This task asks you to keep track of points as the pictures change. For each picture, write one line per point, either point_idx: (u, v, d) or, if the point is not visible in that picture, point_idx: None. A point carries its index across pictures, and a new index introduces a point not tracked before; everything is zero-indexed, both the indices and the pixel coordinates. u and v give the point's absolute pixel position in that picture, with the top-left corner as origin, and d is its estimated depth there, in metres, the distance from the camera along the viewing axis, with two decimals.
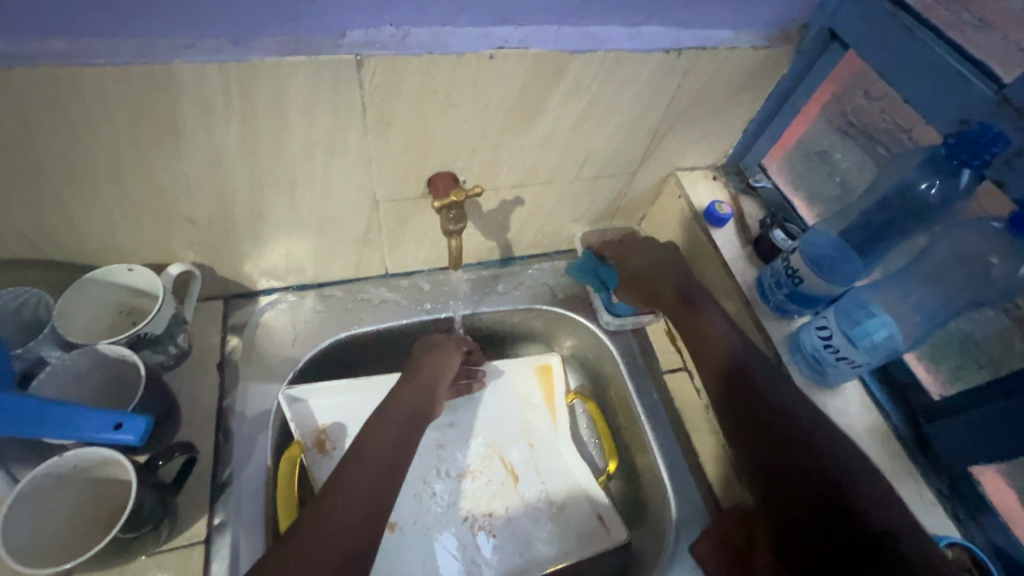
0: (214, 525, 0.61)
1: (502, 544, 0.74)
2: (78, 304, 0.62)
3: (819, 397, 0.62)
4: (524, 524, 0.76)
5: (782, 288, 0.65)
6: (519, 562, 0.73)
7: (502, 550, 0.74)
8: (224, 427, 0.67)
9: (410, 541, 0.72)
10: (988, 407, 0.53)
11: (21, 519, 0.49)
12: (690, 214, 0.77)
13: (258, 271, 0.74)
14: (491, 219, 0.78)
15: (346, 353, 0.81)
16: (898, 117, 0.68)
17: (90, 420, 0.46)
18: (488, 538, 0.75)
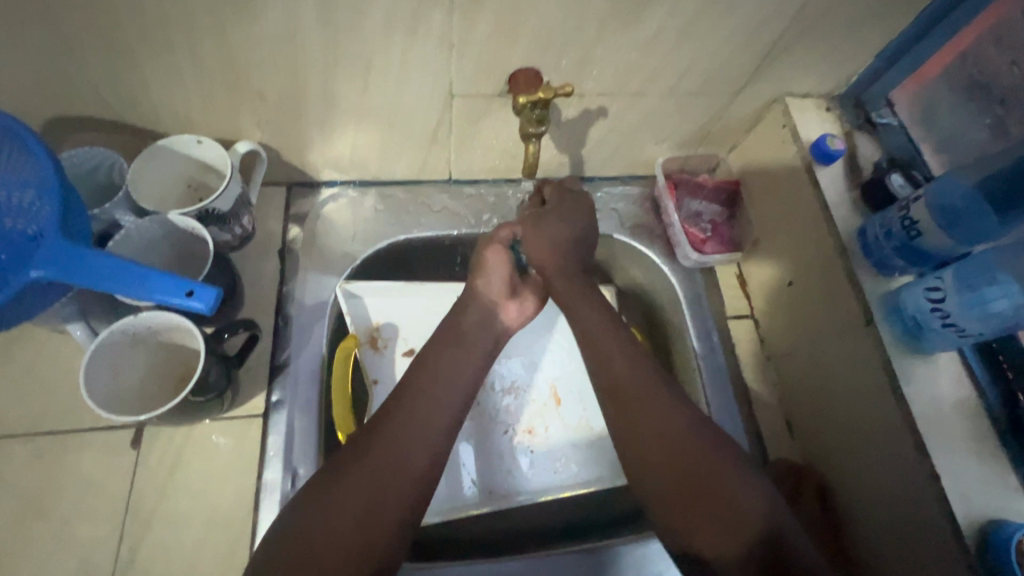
0: (272, 402, 0.63)
1: (538, 461, 0.76)
2: (149, 173, 0.62)
3: (908, 363, 0.56)
4: (562, 446, 0.77)
5: (891, 240, 0.58)
6: (553, 480, 0.75)
7: (538, 466, 0.75)
8: (283, 312, 0.68)
9: (451, 443, 0.74)
10: None
11: (100, 369, 0.52)
12: (793, 148, 0.69)
13: (322, 161, 0.71)
14: (569, 131, 0.71)
15: (404, 257, 0.79)
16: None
17: (164, 284, 0.46)
18: (527, 453, 0.76)
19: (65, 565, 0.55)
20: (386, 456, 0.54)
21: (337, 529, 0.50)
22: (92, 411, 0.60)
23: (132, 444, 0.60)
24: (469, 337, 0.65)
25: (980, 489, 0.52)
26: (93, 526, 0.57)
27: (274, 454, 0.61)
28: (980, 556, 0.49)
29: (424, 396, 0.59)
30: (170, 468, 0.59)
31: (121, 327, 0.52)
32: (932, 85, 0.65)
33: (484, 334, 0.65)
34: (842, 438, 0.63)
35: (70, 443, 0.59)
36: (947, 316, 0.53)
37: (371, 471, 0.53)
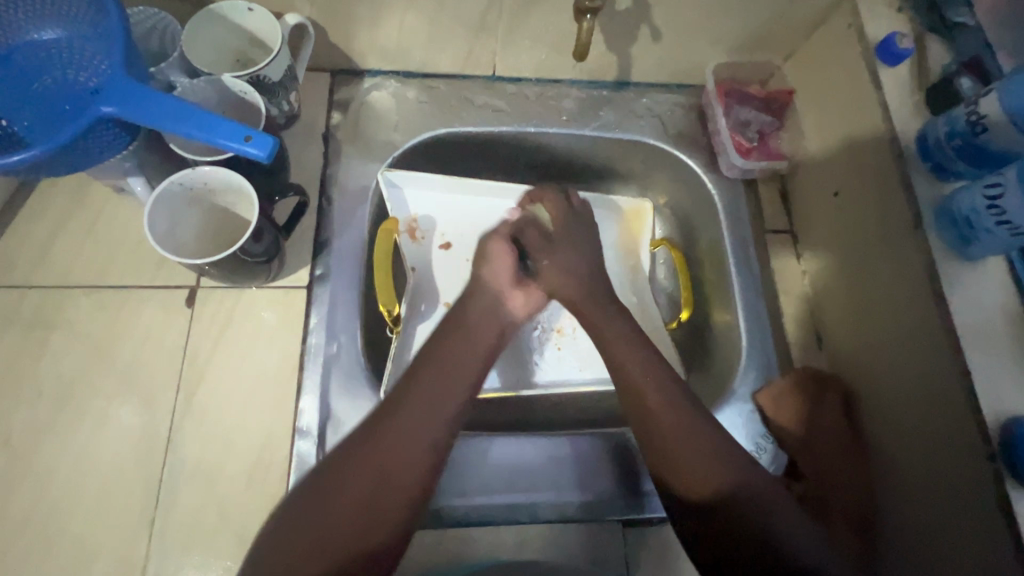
0: (316, 275, 0.66)
1: (564, 357, 0.77)
2: (201, 38, 0.62)
3: (953, 268, 0.55)
4: (589, 346, 0.78)
5: (953, 139, 0.55)
6: (578, 376, 0.77)
7: (564, 362, 0.77)
8: (327, 194, 0.70)
9: None
10: None
11: (161, 216, 0.55)
12: (856, 49, 0.65)
13: (368, 45, 0.70)
14: (620, 24, 0.69)
15: (444, 153, 0.79)
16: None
17: (222, 128, 0.48)
18: (553, 349, 0.77)
19: (129, 403, 0.60)
20: (365, 467, 0.47)
21: (320, 547, 0.43)
22: (149, 270, 0.64)
23: (187, 303, 0.63)
24: (465, 354, 0.57)
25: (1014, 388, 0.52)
26: (153, 372, 0.61)
27: (317, 322, 0.64)
28: (1001, 447, 0.50)
29: (424, 388, 0.52)
30: (221, 327, 0.63)
31: (178, 179, 0.54)
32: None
33: (485, 322, 0.61)
34: (877, 344, 0.63)
35: (130, 297, 0.63)
36: (1003, 214, 0.51)
37: (362, 475, 0.46)
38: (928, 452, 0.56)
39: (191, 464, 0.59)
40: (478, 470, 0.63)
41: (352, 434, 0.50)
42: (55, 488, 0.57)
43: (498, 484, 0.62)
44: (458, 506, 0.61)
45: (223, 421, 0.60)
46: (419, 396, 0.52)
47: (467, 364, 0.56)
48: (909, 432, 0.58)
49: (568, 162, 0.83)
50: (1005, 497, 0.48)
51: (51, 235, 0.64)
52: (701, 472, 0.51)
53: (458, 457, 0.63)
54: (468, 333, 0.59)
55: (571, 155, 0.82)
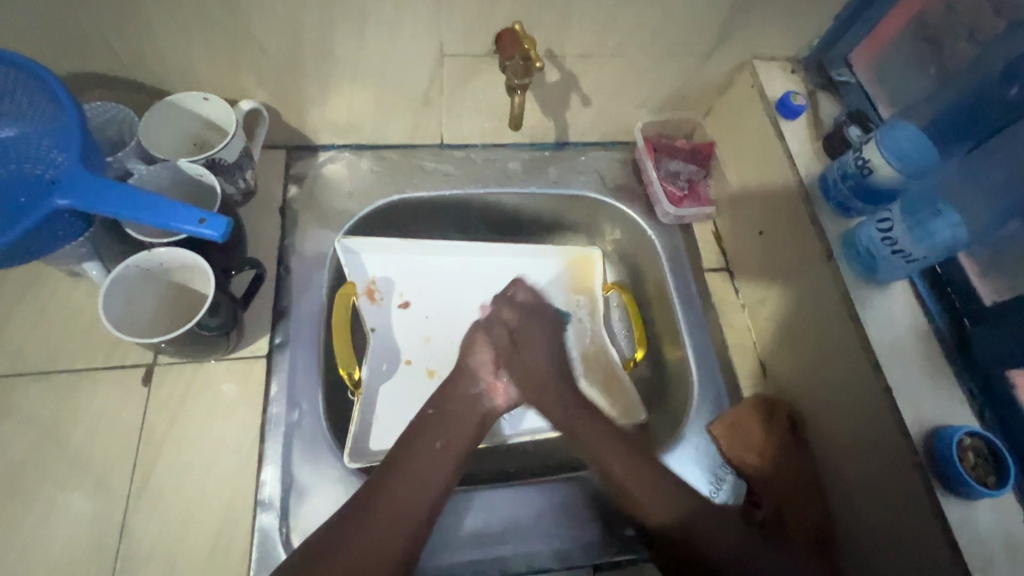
0: (275, 343, 0.67)
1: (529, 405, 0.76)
2: (158, 126, 0.65)
3: (865, 293, 0.61)
4: None
5: (848, 180, 0.63)
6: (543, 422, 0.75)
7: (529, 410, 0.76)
8: (285, 263, 0.72)
9: None
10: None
11: (116, 299, 0.56)
12: (760, 106, 0.74)
13: (321, 122, 0.75)
14: (553, 93, 0.76)
15: (399, 216, 0.83)
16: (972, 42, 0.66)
17: (178, 214, 0.51)
18: None
19: (81, 490, 0.58)
20: (344, 558, 0.52)
21: None
22: (105, 351, 0.64)
23: (143, 381, 0.63)
24: (442, 442, 0.60)
25: (930, 399, 0.57)
26: (106, 455, 0.60)
27: (278, 390, 0.65)
28: (926, 455, 0.54)
29: (398, 487, 0.56)
30: (178, 402, 0.63)
31: (135, 261, 0.55)
32: (882, 51, 0.74)
33: (467, 409, 0.64)
34: (813, 367, 0.67)
35: (84, 379, 0.62)
36: (895, 244, 0.57)
37: (340, 564, 0.51)
38: (869, 468, 0.59)
39: (147, 547, 0.57)
40: (465, 522, 0.63)
41: (336, 516, 0.55)
42: None
43: (475, 543, 0.62)
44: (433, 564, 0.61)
45: (181, 499, 0.59)
46: (396, 494, 0.56)
47: (447, 453, 0.60)
48: (848, 449, 0.62)
49: (518, 217, 0.88)
50: (937, 503, 0.52)
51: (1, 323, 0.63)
52: (656, 511, 0.59)
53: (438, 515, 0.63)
54: (447, 420, 0.62)
55: (520, 210, 0.87)
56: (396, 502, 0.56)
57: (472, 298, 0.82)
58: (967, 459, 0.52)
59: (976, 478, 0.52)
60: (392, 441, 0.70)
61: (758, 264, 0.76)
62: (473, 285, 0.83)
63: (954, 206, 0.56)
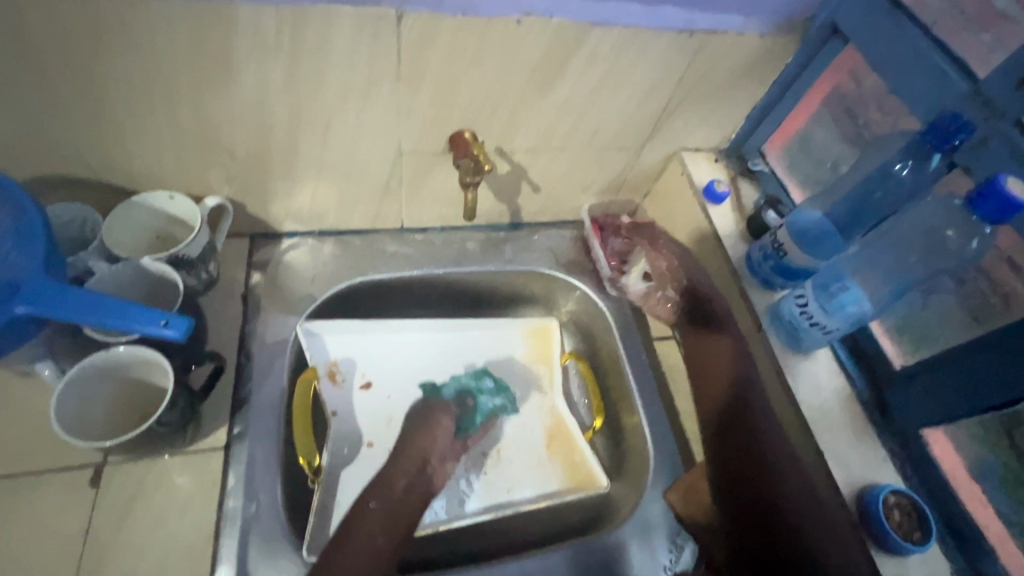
0: (233, 435, 0.67)
1: (490, 481, 0.80)
2: (122, 223, 0.67)
3: (792, 361, 0.67)
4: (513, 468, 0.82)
5: (768, 260, 0.70)
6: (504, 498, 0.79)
7: (489, 487, 0.79)
8: (246, 349, 0.73)
9: None
10: (926, 380, 0.60)
11: (69, 400, 0.55)
12: (689, 191, 0.82)
13: (284, 212, 0.79)
14: (505, 182, 0.83)
15: (361, 297, 0.86)
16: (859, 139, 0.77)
17: (140, 317, 0.52)
18: (478, 475, 0.80)
19: None
20: None
21: None
22: (51, 452, 0.62)
23: (91, 482, 0.61)
24: (384, 537, 0.60)
25: (858, 460, 0.61)
26: (46, 565, 0.57)
27: (235, 484, 0.64)
28: (857, 514, 0.58)
29: None
30: (129, 502, 0.61)
31: (92, 361, 0.56)
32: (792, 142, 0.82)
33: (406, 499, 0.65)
34: None
35: (27, 484, 0.60)
36: (812, 317, 0.64)
37: None
38: None
39: None
40: None
41: None
42: None
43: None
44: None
45: None
46: None
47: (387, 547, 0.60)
48: None
49: (477, 294, 0.92)
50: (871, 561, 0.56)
51: None
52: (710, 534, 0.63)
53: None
54: (389, 513, 0.63)
55: (478, 286, 0.91)
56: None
57: (432, 375, 0.85)
58: (893, 516, 0.57)
59: (903, 535, 0.56)
60: None
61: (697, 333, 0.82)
62: (434, 362, 0.87)
63: (857, 283, 0.64)
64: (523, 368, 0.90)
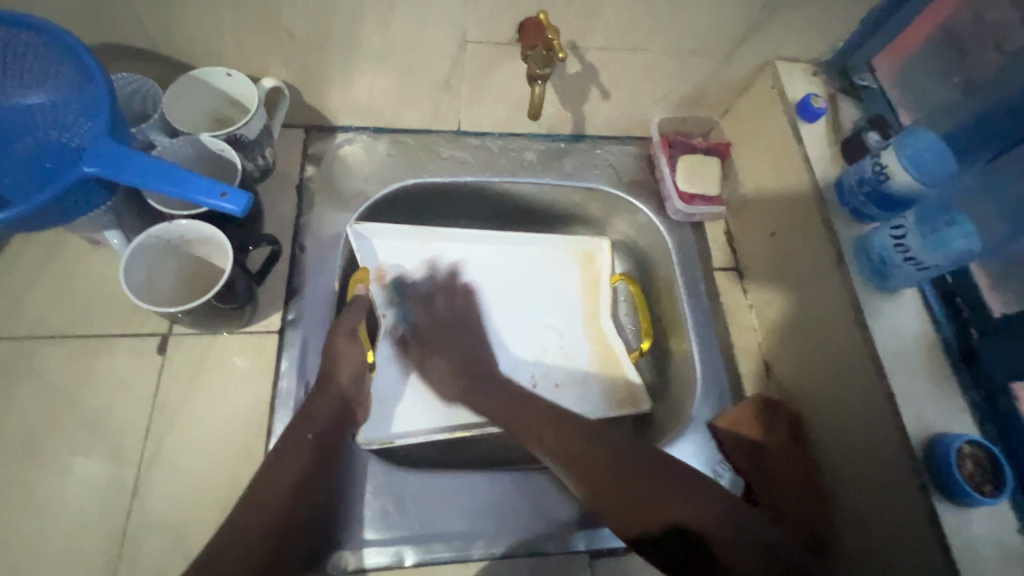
0: (288, 320, 0.68)
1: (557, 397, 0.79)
2: (182, 101, 0.66)
3: (873, 299, 0.62)
4: (570, 388, 0.80)
5: (864, 186, 0.63)
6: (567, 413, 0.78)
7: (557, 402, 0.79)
8: (300, 242, 0.73)
9: None
10: None
11: (137, 266, 0.57)
12: (780, 108, 0.74)
13: (340, 103, 0.76)
14: (573, 86, 0.76)
15: (413, 200, 0.83)
16: (999, 56, 0.66)
17: (200, 187, 0.52)
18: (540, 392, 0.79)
19: (96, 452, 0.60)
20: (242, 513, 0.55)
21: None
22: (122, 318, 0.65)
23: (159, 350, 0.65)
24: (313, 433, 0.60)
25: (933, 407, 0.57)
26: (122, 420, 0.61)
27: (289, 366, 0.66)
28: (925, 461, 0.55)
29: (283, 469, 0.58)
30: (193, 372, 0.64)
31: (156, 232, 0.57)
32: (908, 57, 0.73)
33: (333, 396, 0.62)
34: (815, 370, 0.68)
35: (102, 345, 0.64)
36: (909, 251, 0.58)
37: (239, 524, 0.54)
38: (867, 467, 0.60)
39: (157, 514, 0.58)
40: (409, 494, 0.63)
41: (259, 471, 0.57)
42: (15, 545, 0.56)
43: (414, 524, 0.61)
44: (353, 553, 0.59)
45: (190, 468, 0.60)
46: (283, 466, 0.58)
47: (321, 435, 0.60)
48: (847, 454, 0.63)
49: (531, 208, 0.89)
50: (933, 508, 0.53)
51: (26, 288, 0.65)
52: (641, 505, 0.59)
53: (386, 492, 0.62)
54: (319, 407, 0.61)
55: (533, 200, 0.87)
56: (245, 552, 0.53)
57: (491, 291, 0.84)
58: (965, 466, 0.53)
59: (974, 486, 0.53)
60: (401, 426, 0.73)
61: (764, 267, 0.77)
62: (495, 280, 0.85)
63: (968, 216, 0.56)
64: (566, 286, 0.87)
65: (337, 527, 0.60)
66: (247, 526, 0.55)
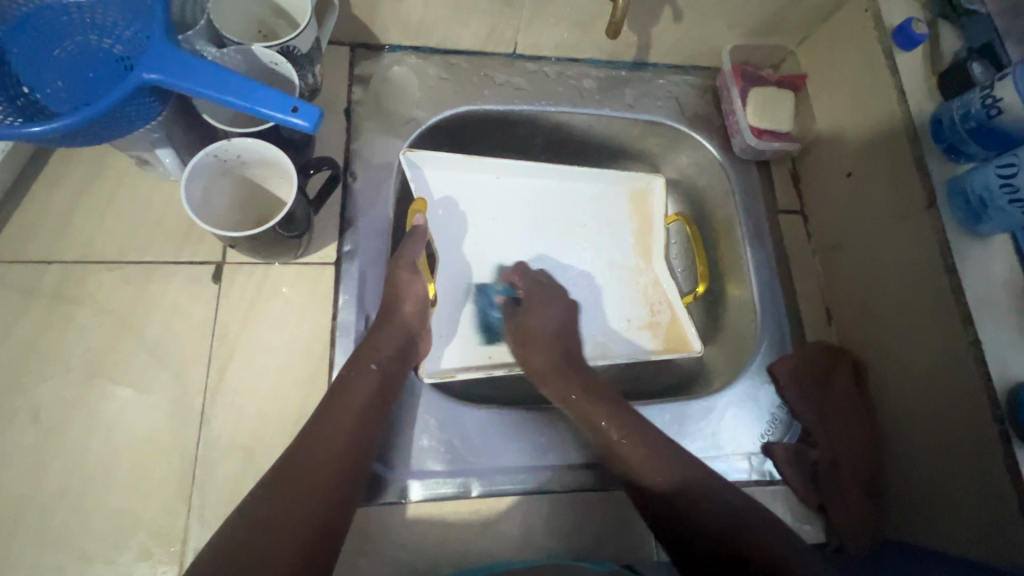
0: (345, 252, 0.65)
1: (617, 335, 0.79)
2: (228, 9, 0.60)
3: (963, 242, 0.59)
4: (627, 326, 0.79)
5: (968, 120, 0.59)
6: (627, 351, 0.78)
7: (617, 339, 0.78)
8: (351, 170, 0.69)
9: None
10: None
11: (196, 186, 0.54)
12: (873, 34, 0.68)
13: (391, 18, 0.69)
14: (646, 4, 0.69)
15: (464, 127, 0.78)
16: None
17: (269, 100, 0.48)
18: (601, 329, 0.78)
19: (159, 381, 0.59)
20: (314, 439, 0.53)
21: (288, 497, 0.49)
22: (175, 246, 0.63)
23: (214, 280, 0.62)
24: (377, 364, 0.59)
25: (1019, 356, 0.56)
26: (182, 349, 0.60)
27: (348, 298, 0.64)
28: (1007, 409, 0.54)
29: (348, 399, 0.56)
30: (250, 303, 0.62)
31: (214, 150, 0.53)
32: None
33: (393, 332, 0.60)
34: (888, 315, 0.66)
35: (155, 273, 0.62)
36: (1015, 191, 0.54)
37: (310, 447, 0.53)
38: (936, 412, 0.60)
39: (226, 441, 0.58)
40: (472, 431, 0.62)
41: (325, 399, 0.57)
42: (89, 466, 0.56)
43: (478, 456, 0.62)
44: (417, 481, 0.60)
45: (255, 399, 0.60)
46: (347, 397, 0.56)
47: (386, 366, 0.59)
48: (913, 400, 0.63)
49: (585, 142, 0.84)
50: (1012, 454, 0.53)
51: (72, 212, 0.62)
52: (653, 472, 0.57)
53: (450, 425, 0.62)
54: (380, 338, 0.60)
55: (588, 133, 0.82)
56: (309, 476, 0.51)
57: (548, 227, 0.81)
58: None
59: None
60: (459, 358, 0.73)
61: (835, 209, 0.74)
62: (552, 218, 0.82)
63: None
64: (621, 225, 0.84)
65: (401, 456, 0.60)
66: (314, 453, 0.53)
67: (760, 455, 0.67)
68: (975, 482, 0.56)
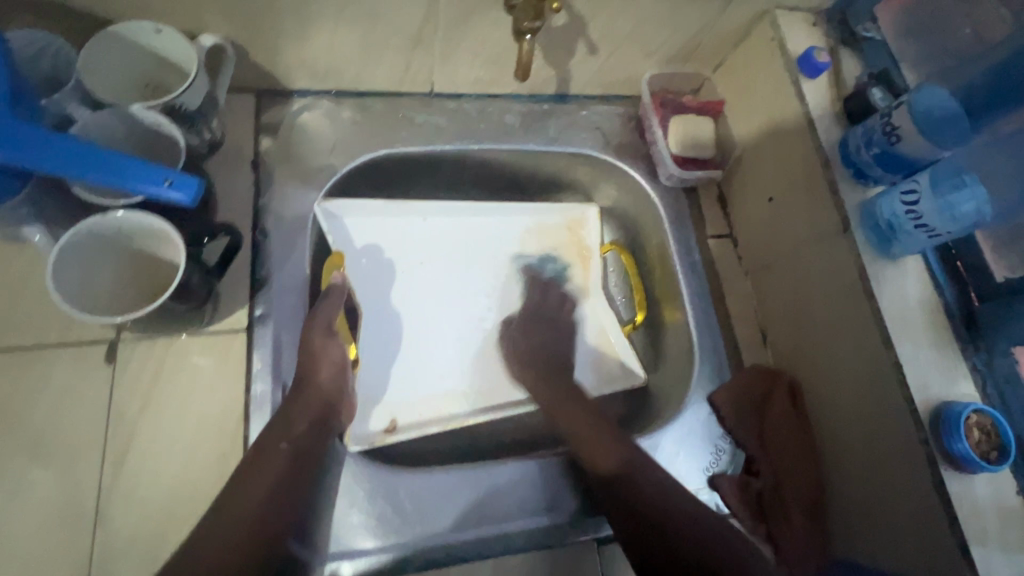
0: (255, 316, 0.61)
1: None
2: (103, 65, 0.55)
3: (878, 266, 0.60)
4: None
5: (872, 147, 0.60)
6: None
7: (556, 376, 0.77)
8: (260, 226, 0.64)
9: (460, 360, 0.75)
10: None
11: (69, 267, 0.49)
12: (780, 62, 0.69)
13: (295, 64, 0.66)
14: (559, 40, 0.68)
15: (384, 170, 0.75)
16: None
17: (142, 173, 0.45)
18: None
19: (46, 479, 0.53)
20: (210, 538, 0.47)
21: None
22: (60, 326, 0.57)
23: (107, 359, 0.57)
24: (289, 442, 0.54)
25: (937, 374, 0.57)
26: (72, 439, 0.54)
27: (261, 367, 0.59)
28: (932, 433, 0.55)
29: (253, 485, 0.51)
30: (150, 381, 0.57)
31: (87, 225, 0.48)
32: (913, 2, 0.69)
33: (308, 409, 0.56)
34: (817, 338, 0.67)
35: (38, 358, 0.55)
36: (919, 216, 0.56)
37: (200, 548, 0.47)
38: (870, 439, 0.60)
39: (126, 539, 0.52)
40: (405, 500, 0.59)
41: (225, 487, 0.51)
42: None
43: (412, 525, 0.58)
44: (346, 562, 0.56)
45: (160, 489, 0.54)
46: (252, 483, 0.51)
47: (300, 442, 0.55)
48: (846, 426, 0.63)
49: (514, 176, 0.82)
50: (939, 477, 0.53)
51: None
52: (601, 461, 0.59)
53: (382, 495, 0.58)
54: (295, 413, 0.55)
55: (515, 167, 0.81)
56: None
57: (480, 267, 0.79)
58: (972, 436, 0.53)
59: (979, 454, 0.53)
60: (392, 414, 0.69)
61: (761, 232, 0.75)
62: (483, 257, 0.79)
63: (978, 180, 0.54)
64: (556, 257, 0.82)
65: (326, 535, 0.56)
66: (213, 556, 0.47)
67: (705, 488, 0.66)
68: (910, 513, 0.56)
